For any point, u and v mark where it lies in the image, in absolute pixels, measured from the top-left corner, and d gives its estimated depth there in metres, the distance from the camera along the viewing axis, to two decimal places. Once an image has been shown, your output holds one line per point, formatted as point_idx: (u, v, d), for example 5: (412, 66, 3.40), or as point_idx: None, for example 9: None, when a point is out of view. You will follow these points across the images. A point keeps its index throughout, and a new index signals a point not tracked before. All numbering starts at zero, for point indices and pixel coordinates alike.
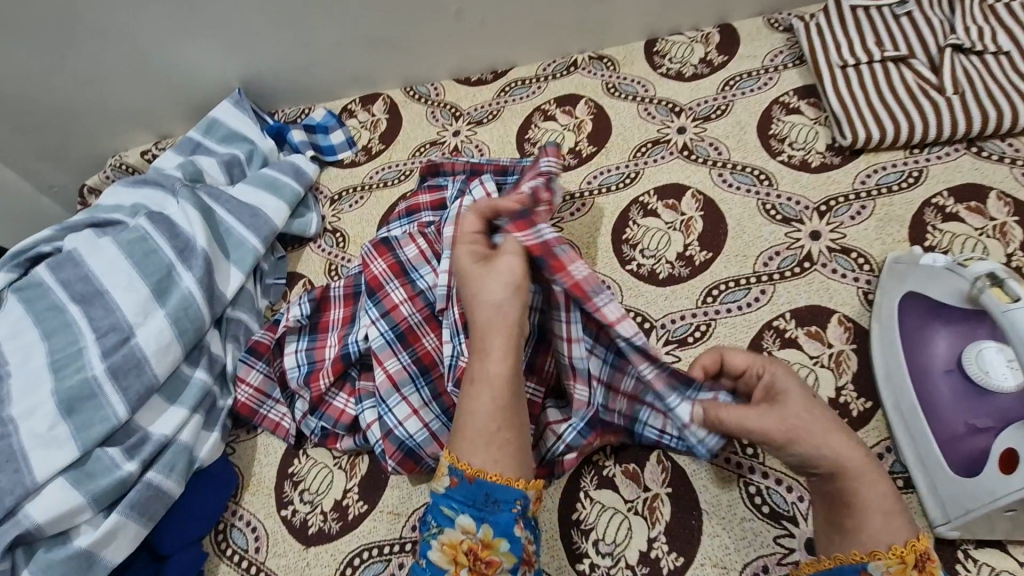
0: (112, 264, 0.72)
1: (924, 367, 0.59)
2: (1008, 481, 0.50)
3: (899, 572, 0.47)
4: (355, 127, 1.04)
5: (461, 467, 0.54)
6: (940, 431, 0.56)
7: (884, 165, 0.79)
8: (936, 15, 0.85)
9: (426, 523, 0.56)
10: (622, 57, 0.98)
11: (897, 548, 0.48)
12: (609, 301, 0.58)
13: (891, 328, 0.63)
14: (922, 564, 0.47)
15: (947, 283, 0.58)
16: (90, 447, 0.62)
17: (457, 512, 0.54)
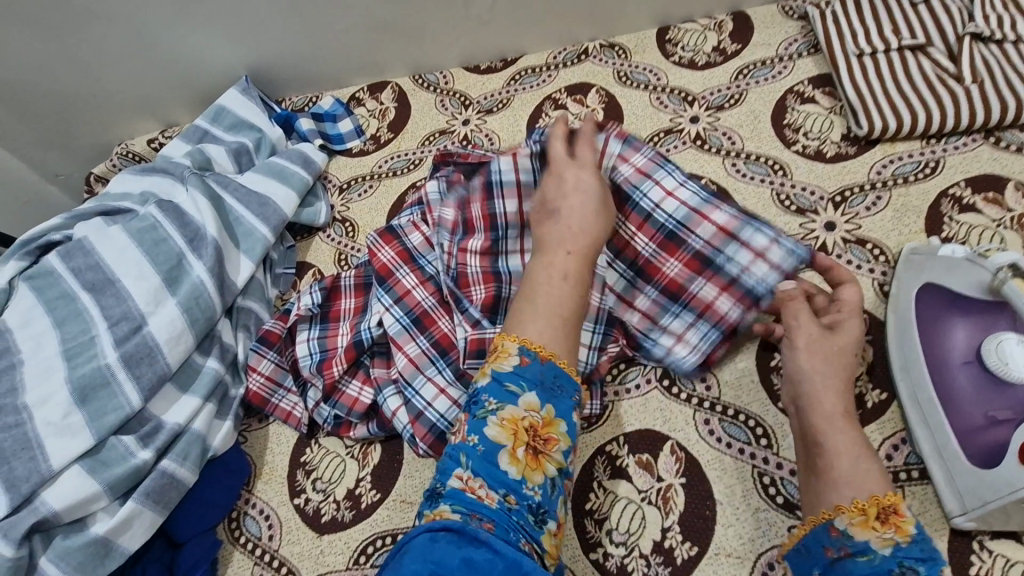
0: (122, 253, 0.72)
1: (942, 359, 0.58)
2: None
3: (861, 525, 0.50)
4: (363, 115, 1.03)
5: (533, 348, 0.53)
6: (958, 423, 0.56)
7: (901, 155, 0.78)
8: (954, 2, 0.84)
9: (475, 404, 0.52)
10: (633, 45, 0.97)
11: (859, 502, 0.51)
12: (651, 194, 0.72)
13: (908, 319, 0.62)
14: (886, 517, 0.50)
15: (967, 275, 0.59)
16: (104, 435, 0.62)
17: (525, 387, 0.51)
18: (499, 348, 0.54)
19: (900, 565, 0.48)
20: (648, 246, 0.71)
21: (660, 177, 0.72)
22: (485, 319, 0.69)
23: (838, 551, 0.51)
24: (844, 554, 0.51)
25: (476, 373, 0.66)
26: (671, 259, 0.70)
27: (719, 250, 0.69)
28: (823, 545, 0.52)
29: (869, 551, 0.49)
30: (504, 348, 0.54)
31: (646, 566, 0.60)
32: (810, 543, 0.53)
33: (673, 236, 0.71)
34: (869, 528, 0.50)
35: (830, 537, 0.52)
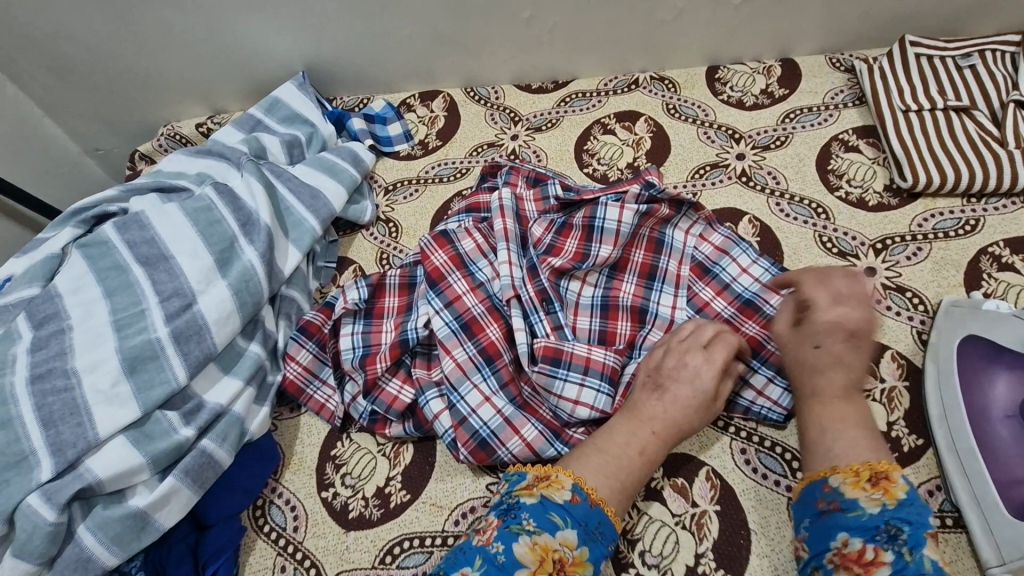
0: (178, 230, 0.72)
1: (983, 410, 0.60)
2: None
3: (853, 484, 0.55)
4: (412, 121, 1.04)
5: (586, 490, 0.57)
6: (1000, 474, 0.57)
7: (942, 210, 0.81)
8: (999, 71, 0.88)
9: (513, 517, 0.55)
10: (683, 80, 1.01)
11: (853, 465, 0.56)
12: (729, 264, 0.77)
13: (949, 369, 0.64)
14: (877, 480, 0.54)
15: (1010, 330, 0.62)
16: (150, 409, 0.62)
17: (568, 522, 0.54)
18: (552, 479, 0.58)
19: (886, 523, 0.52)
20: (725, 309, 0.74)
21: (736, 254, 0.77)
22: (565, 327, 0.73)
23: (829, 505, 0.55)
24: (833, 508, 0.55)
25: (541, 377, 0.68)
26: (748, 322, 0.72)
27: None
28: (817, 499, 0.56)
29: (858, 507, 0.53)
30: (562, 477, 0.58)
31: None
32: (806, 500, 0.57)
33: (749, 304, 0.74)
34: (860, 488, 0.54)
35: (823, 492, 0.56)
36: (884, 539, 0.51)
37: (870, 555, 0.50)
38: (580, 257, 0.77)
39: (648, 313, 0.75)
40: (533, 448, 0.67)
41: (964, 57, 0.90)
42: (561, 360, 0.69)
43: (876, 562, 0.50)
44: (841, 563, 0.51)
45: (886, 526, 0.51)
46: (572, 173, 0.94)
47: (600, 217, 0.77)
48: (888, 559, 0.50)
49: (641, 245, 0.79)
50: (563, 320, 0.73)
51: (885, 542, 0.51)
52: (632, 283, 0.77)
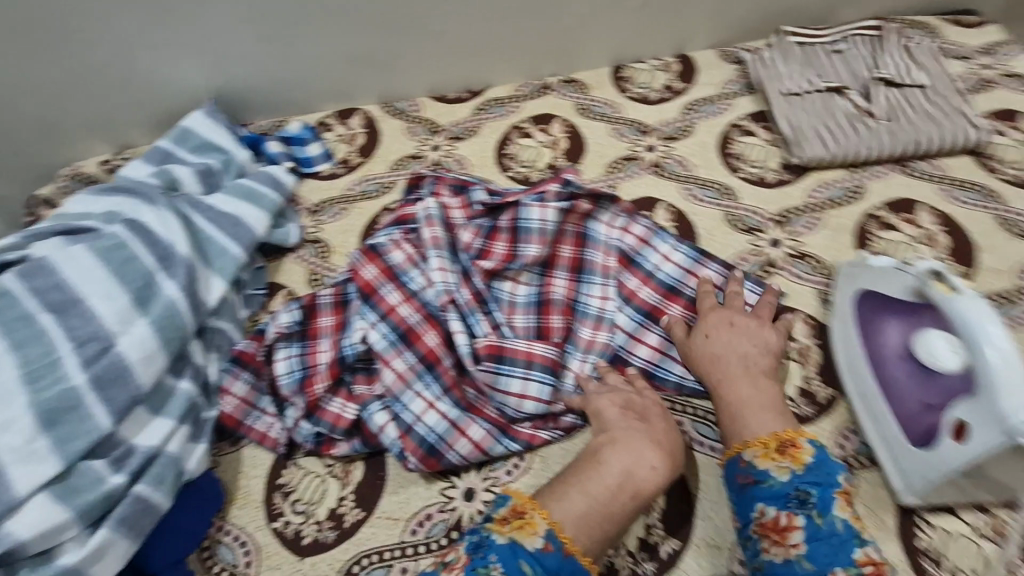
0: (88, 272, 0.69)
1: (881, 356, 0.66)
2: (958, 450, 0.57)
3: (764, 456, 0.59)
4: (332, 140, 1.04)
5: (560, 537, 0.54)
6: (900, 412, 0.64)
7: (831, 181, 0.89)
8: (865, 53, 0.98)
9: (481, 559, 0.51)
10: (591, 81, 1.06)
11: (762, 437, 0.61)
12: (653, 254, 0.81)
13: (850, 323, 0.70)
14: (785, 449, 0.59)
15: (895, 281, 0.65)
16: (74, 460, 0.59)
17: (537, 574, 0.51)
18: (527, 518, 0.55)
19: (796, 489, 0.57)
20: (651, 296, 0.79)
21: (658, 244, 0.81)
22: (503, 325, 0.75)
23: (745, 478, 0.59)
24: (749, 480, 0.59)
25: (485, 376, 0.70)
26: (673, 305, 0.78)
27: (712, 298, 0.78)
28: (734, 473, 0.61)
29: (770, 478, 0.58)
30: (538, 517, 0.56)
31: (633, 563, 0.63)
32: (725, 472, 0.62)
33: (673, 289, 0.79)
34: (770, 459, 0.59)
35: (740, 467, 0.60)
36: (795, 505, 0.56)
37: (785, 523, 0.56)
38: (510, 258, 0.79)
39: (579, 310, 0.77)
40: (482, 447, 0.68)
41: (835, 43, 1.00)
42: (502, 357, 0.71)
43: (790, 527, 0.55)
44: (762, 531, 0.56)
45: (795, 492, 0.57)
46: (496, 177, 0.96)
47: (525, 218, 0.80)
48: (800, 524, 0.55)
49: (570, 241, 0.80)
50: (500, 319, 0.75)
51: (797, 507, 0.56)
52: (564, 278, 0.79)
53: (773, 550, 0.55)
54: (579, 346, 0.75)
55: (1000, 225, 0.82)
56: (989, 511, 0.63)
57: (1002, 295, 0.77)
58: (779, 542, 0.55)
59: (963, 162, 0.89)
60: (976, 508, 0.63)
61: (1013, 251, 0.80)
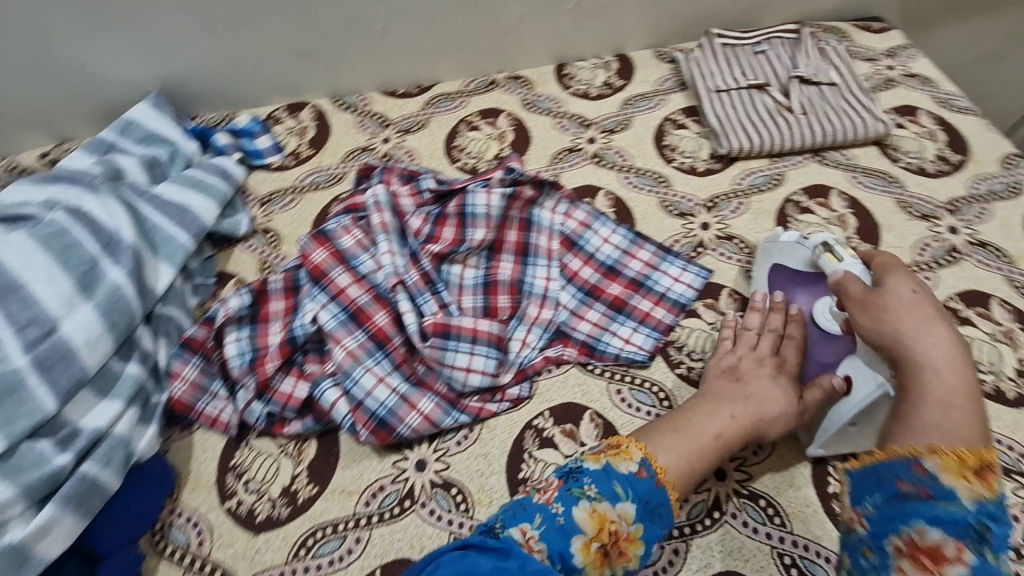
0: (27, 257, 0.69)
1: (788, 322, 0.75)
2: (846, 404, 0.66)
3: (954, 473, 0.52)
4: (282, 133, 1.05)
5: (654, 467, 0.60)
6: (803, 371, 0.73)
7: (754, 170, 0.97)
8: (783, 53, 1.07)
9: (577, 480, 0.57)
10: (536, 77, 1.11)
11: (958, 451, 0.53)
12: (592, 237, 0.87)
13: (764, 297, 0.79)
14: (981, 473, 0.52)
15: (794, 254, 0.75)
16: (16, 440, 0.59)
17: (628, 497, 0.57)
18: (623, 448, 0.61)
19: (977, 522, 0.50)
20: (592, 275, 0.84)
21: (597, 227, 0.87)
22: (451, 305, 0.78)
23: (917, 488, 0.52)
24: (921, 493, 0.52)
25: (434, 352, 0.73)
26: (613, 284, 0.84)
27: (648, 276, 0.84)
28: (900, 477, 0.54)
29: (953, 499, 0.51)
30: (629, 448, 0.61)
31: None
32: (884, 472, 0.55)
33: (613, 269, 0.85)
34: (960, 478, 0.52)
35: (913, 473, 0.53)
36: (972, 539, 0.49)
37: (949, 551, 0.49)
38: (457, 242, 0.82)
39: (524, 289, 0.82)
40: (431, 419, 0.71)
41: (758, 44, 1.09)
42: (450, 333, 0.74)
43: (953, 559, 0.49)
44: (909, 551, 0.50)
45: (977, 526, 0.50)
46: (445, 168, 1.00)
47: (471, 204, 0.84)
48: (969, 559, 0.48)
49: (513, 226, 0.85)
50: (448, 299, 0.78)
51: (972, 541, 0.49)
52: (510, 261, 0.84)
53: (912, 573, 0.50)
54: (525, 322, 0.80)
55: (899, 207, 0.92)
56: None
57: None
58: (928, 568, 0.49)
59: (869, 152, 0.98)
60: None
61: (910, 229, 0.89)
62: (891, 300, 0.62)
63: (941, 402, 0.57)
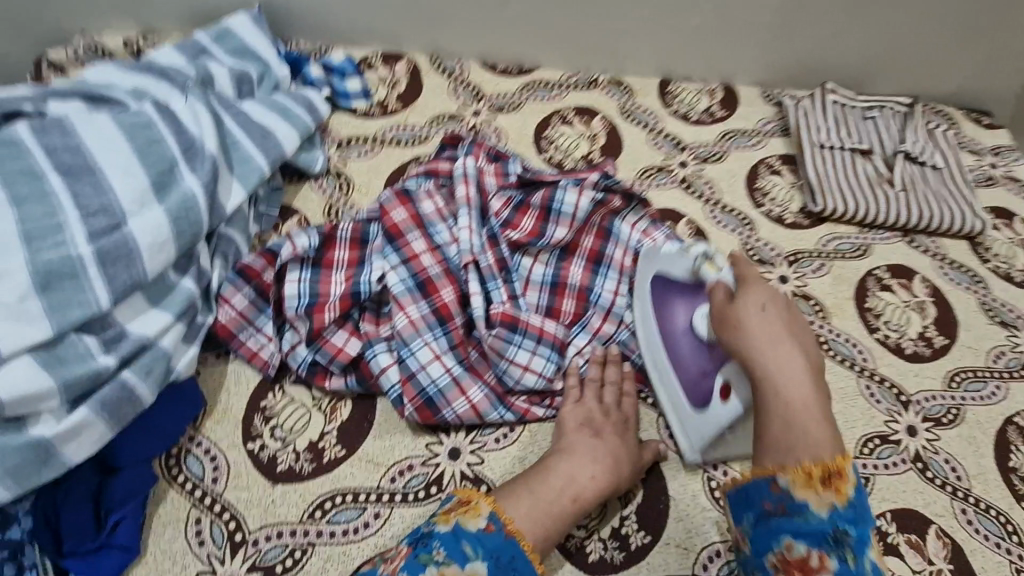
0: (108, 142, 0.65)
1: (669, 331, 0.70)
2: (727, 407, 0.65)
3: (804, 486, 0.55)
4: (372, 80, 1.01)
5: (502, 520, 0.58)
6: (684, 381, 0.69)
7: (842, 235, 0.94)
8: (892, 125, 1.04)
9: (425, 545, 0.55)
10: (638, 87, 1.07)
11: (807, 465, 0.55)
12: None
13: (646, 304, 0.74)
14: (829, 479, 0.54)
15: (677, 263, 0.70)
16: (64, 330, 0.56)
17: (479, 555, 0.55)
18: (472, 504, 0.58)
19: (832, 527, 0.53)
20: None
21: None
22: (520, 297, 0.75)
23: (775, 506, 0.56)
24: (780, 510, 0.56)
25: (494, 341, 0.70)
26: None
27: None
28: (764, 498, 0.57)
29: (805, 510, 0.54)
30: (841, 472, 0.55)
31: (602, 548, 0.65)
32: (752, 494, 0.58)
33: None
34: (810, 489, 0.54)
35: (772, 493, 0.57)
36: (829, 544, 0.53)
37: (813, 563, 0.53)
38: (536, 235, 0.78)
39: (592, 299, 0.78)
40: (478, 410, 0.68)
41: (869, 110, 1.05)
42: (517, 326, 0.71)
43: (819, 568, 0.52)
44: (783, 567, 0.54)
45: (833, 531, 0.53)
46: (531, 156, 0.97)
47: (559, 201, 0.79)
48: (831, 565, 0.52)
49: (592, 232, 0.81)
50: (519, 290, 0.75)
51: (830, 548, 0.52)
52: (581, 266, 0.79)
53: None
54: (587, 331, 0.76)
55: (982, 309, 0.88)
56: (929, 559, 0.68)
57: (974, 370, 0.82)
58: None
59: (960, 246, 0.95)
60: (921, 558, 0.68)
61: (989, 334, 0.86)
62: (741, 316, 0.62)
63: (782, 415, 0.58)
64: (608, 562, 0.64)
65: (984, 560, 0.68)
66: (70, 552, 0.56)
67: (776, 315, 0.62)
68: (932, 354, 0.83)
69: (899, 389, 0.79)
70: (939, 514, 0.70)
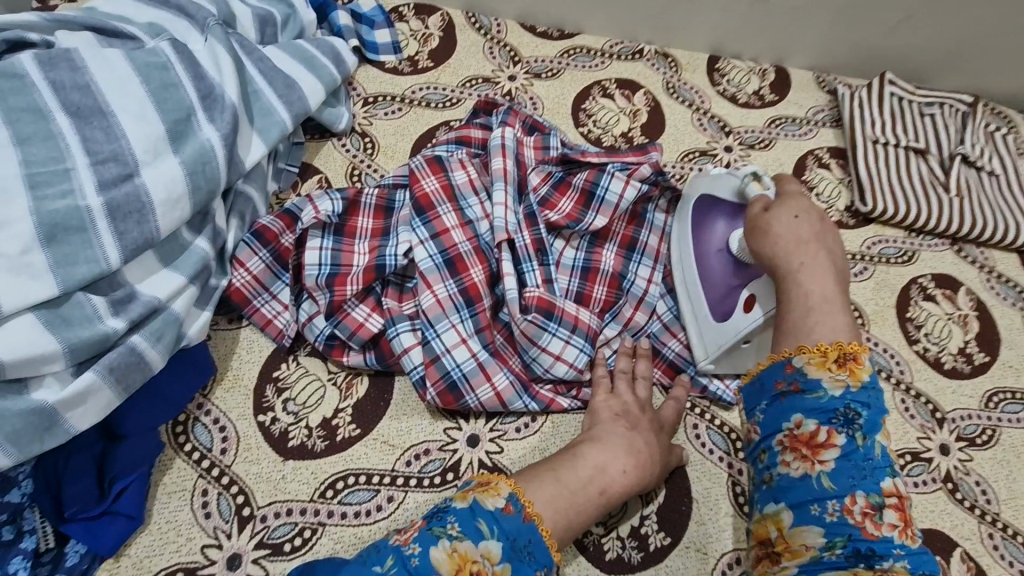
0: (120, 83, 0.59)
1: (705, 248, 0.69)
2: (750, 319, 0.65)
3: (818, 365, 0.52)
4: (403, 33, 0.94)
5: (523, 502, 0.53)
6: (710, 295, 0.69)
7: (888, 238, 0.89)
8: (951, 124, 0.98)
9: (439, 518, 0.50)
10: (685, 62, 1.00)
11: (822, 346, 0.53)
12: None
13: (684, 221, 0.72)
14: (844, 361, 0.52)
15: (722, 183, 0.69)
16: (71, 289, 0.52)
17: (494, 533, 0.50)
18: (491, 484, 0.54)
19: (844, 405, 0.50)
20: None
21: None
22: (553, 282, 0.70)
23: (788, 386, 0.53)
24: (793, 389, 0.53)
25: (524, 326, 0.65)
26: None
27: None
28: (776, 379, 0.54)
29: (819, 389, 0.52)
30: (857, 357, 0.52)
31: (620, 548, 0.63)
32: (765, 378, 0.56)
33: None
34: (825, 369, 0.52)
35: (785, 373, 0.54)
36: (839, 422, 0.50)
37: (822, 438, 0.50)
38: (574, 218, 0.74)
39: (623, 288, 0.74)
40: (502, 398, 0.65)
41: (928, 105, 0.99)
42: (553, 313, 0.66)
43: (826, 445, 0.50)
44: (790, 444, 0.52)
45: (843, 410, 0.50)
46: (567, 129, 0.91)
47: (603, 188, 0.74)
48: (840, 442, 0.50)
49: (627, 218, 0.77)
50: (553, 274, 0.70)
51: (840, 425, 0.50)
52: (613, 252, 0.75)
53: (794, 464, 0.51)
54: (618, 320, 0.73)
55: None
56: None
57: (1014, 391, 0.79)
58: (805, 457, 0.51)
59: (1009, 259, 0.91)
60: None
61: None
62: (771, 220, 0.61)
63: (803, 305, 0.57)
64: (626, 562, 0.62)
65: None
66: (72, 517, 0.53)
67: (810, 223, 0.61)
68: (971, 370, 0.79)
69: (934, 405, 0.76)
70: (966, 537, 0.68)
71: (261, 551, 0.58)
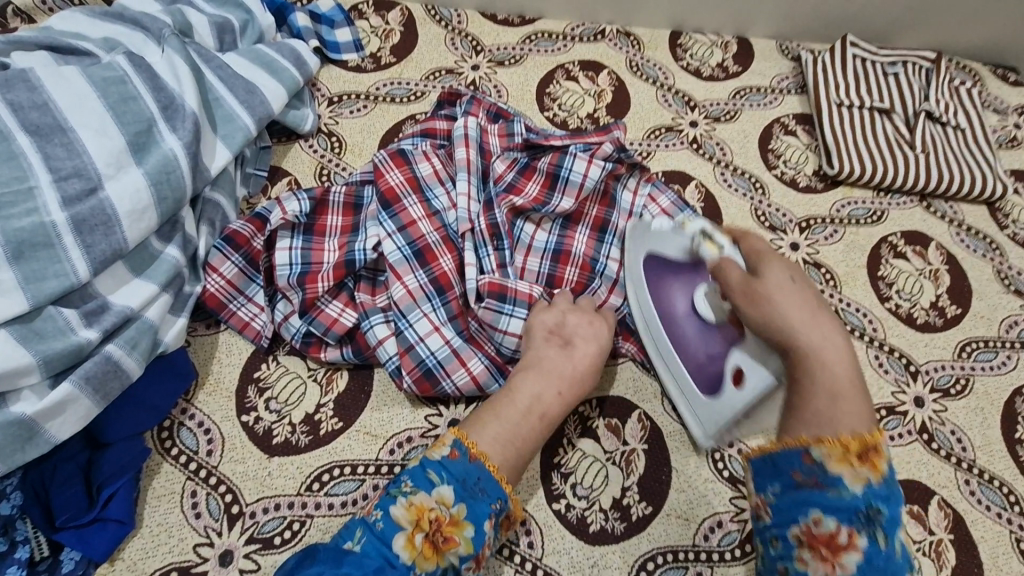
0: (79, 99, 0.60)
1: (670, 315, 0.67)
2: (740, 394, 0.61)
3: (839, 459, 0.48)
4: (364, 30, 0.94)
5: (466, 444, 0.54)
6: (691, 364, 0.66)
7: (857, 199, 0.90)
8: (915, 82, 0.98)
9: (395, 482, 0.53)
10: (647, 39, 1.01)
11: (842, 437, 0.49)
12: None
13: (642, 285, 0.70)
14: (865, 455, 0.48)
15: (673, 243, 0.66)
16: (42, 303, 0.54)
17: (443, 479, 0.52)
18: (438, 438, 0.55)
19: (866, 505, 0.47)
20: None
21: None
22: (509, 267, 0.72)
23: (805, 477, 0.49)
24: (811, 482, 0.49)
25: (489, 313, 0.67)
26: None
27: None
28: (792, 467, 0.50)
29: (840, 486, 0.48)
30: (877, 448, 0.49)
31: (603, 520, 0.64)
32: (779, 461, 0.51)
33: None
34: (846, 464, 0.48)
35: (802, 463, 0.50)
36: (861, 522, 0.47)
37: (843, 539, 0.47)
38: (541, 202, 0.74)
39: (595, 269, 0.75)
40: (478, 381, 0.66)
41: (891, 65, 0.99)
42: (506, 296, 0.67)
43: (847, 546, 0.46)
44: (808, 541, 0.48)
45: (866, 509, 0.47)
46: (533, 114, 0.91)
47: (567, 168, 0.74)
48: (861, 544, 0.46)
49: (596, 198, 0.77)
50: (508, 259, 0.72)
51: (862, 526, 0.47)
52: (585, 236, 0.75)
53: (812, 564, 0.47)
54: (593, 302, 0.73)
55: (997, 276, 0.86)
56: (931, 529, 0.67)
57: (986, 340, 0.80)
58: (825, 557, 0.47)
59: (978, 212, 0.92)
60: (922, 528, 0.67)
61: (1003, 302, 0.84)
62: (765, 288, 0.55)
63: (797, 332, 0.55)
64: (609, 533, 0.64)
65: (985, 530, 0.68)
66: (63, 526, 0.55)
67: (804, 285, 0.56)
68: (944, 323, 0.81)
69: (908, 358, 0.77)
70: (942, 485, 0.70)
71: (252, 546, 0.59)
